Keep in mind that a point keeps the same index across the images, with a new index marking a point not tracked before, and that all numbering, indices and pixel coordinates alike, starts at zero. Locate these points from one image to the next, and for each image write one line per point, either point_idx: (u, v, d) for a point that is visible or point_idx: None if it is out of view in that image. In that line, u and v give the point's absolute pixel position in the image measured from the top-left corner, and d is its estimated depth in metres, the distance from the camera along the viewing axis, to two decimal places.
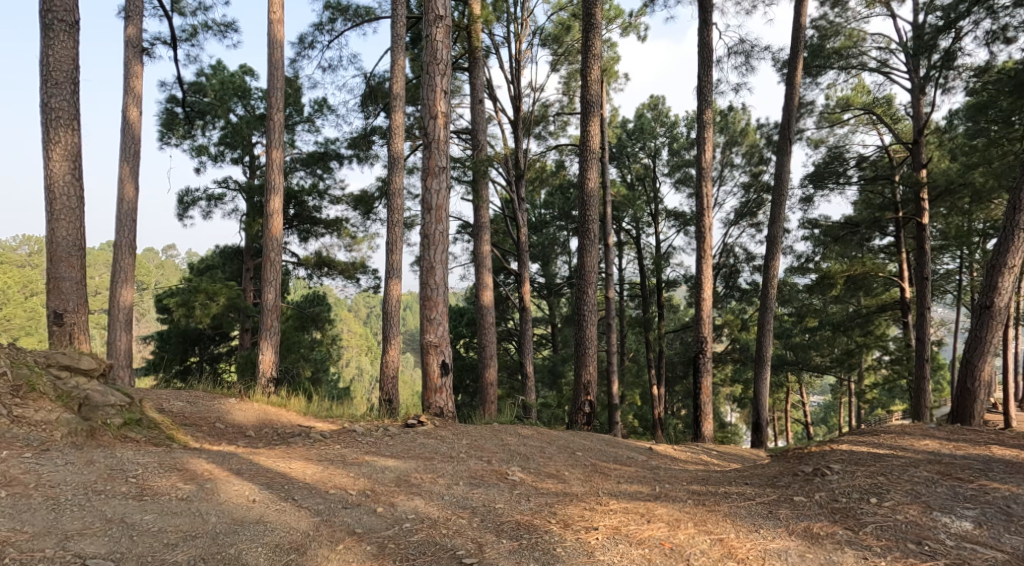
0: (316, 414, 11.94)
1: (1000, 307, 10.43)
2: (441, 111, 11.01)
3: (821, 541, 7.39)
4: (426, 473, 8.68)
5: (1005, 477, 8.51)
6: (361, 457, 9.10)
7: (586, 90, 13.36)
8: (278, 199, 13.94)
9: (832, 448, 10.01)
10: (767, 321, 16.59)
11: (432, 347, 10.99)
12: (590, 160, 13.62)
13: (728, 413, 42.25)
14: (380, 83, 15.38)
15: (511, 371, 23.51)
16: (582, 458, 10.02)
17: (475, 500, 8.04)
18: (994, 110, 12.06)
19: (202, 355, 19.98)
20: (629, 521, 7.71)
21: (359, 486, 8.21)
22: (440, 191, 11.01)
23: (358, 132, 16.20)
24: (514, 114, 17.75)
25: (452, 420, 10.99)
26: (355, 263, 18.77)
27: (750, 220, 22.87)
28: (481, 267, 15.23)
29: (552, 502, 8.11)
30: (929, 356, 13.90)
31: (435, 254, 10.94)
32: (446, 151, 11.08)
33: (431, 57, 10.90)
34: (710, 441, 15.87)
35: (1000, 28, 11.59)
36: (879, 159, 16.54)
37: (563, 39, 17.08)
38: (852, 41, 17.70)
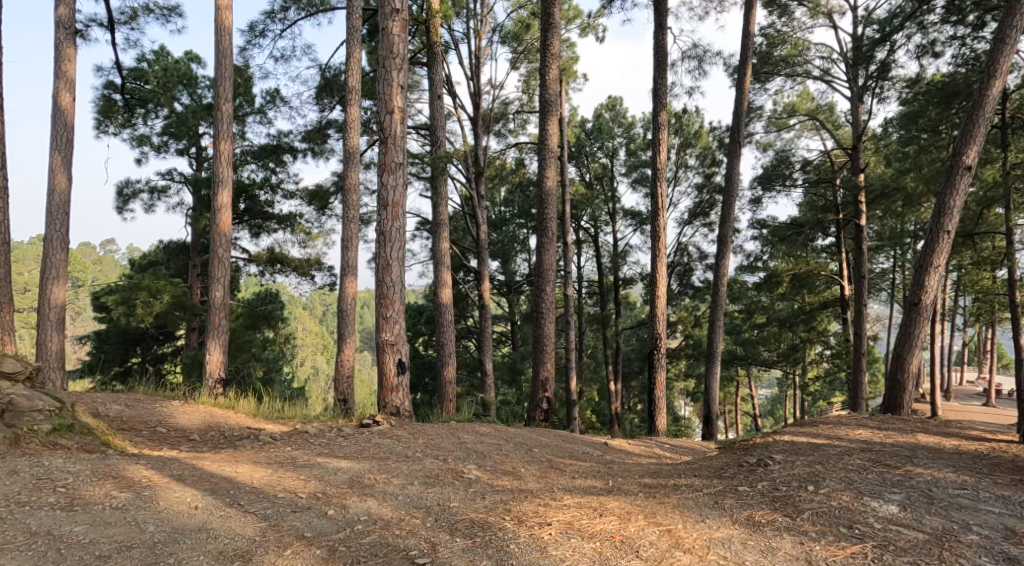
0: (267, 415, 12.25)
1: (927, 304, 11.14)
2: (397, 106, 11.40)
3: (761, 528, 7.98)
4: (380, 474, 9.10)
5: (928, 463, 9.21)
6: (312, 459, 9.48)
7: (545, 90, 13.87)
8: (228, 193, 14.06)
9: (774, 439, 10.66)
10: (717, 317, 17.23)
11: (388, 346, 11.36)
12: (549, 158, 14.13)
13: (685, 408, 43.23)
14: (335, 75, 15.64)
15: (471, 370, 23.96)
16: (538, 454, 10.55)
17: (430, 499, 8.50)
18: (924, 120, 12.50)
19: (144, 355, 19.96)
20: (581, 516, 8.21)
21: (310, 489, 8.60)
22: (397, 187, 11.39)
23: (313, 125, 16.44)
24: (474, 111, 18.19)
25: (408, 418, 11.44)
26: (310, 259, 19.02)
27: (703, 220, 23.63)
28: (440, 265, 15.62)
29: (507, 499, 8.60)
30: (864, 351, 14.68)
31: (390, 251, 11.34)
32: (403, 147, 11.48)
33: (388, 51, 11.29)
34: (662, 435, 16.54)
35: (929, 42, 12.31)
36: (820, 163, 17.38)
37: (523, 38, 17.58)
38: (797, 49, 18.48)
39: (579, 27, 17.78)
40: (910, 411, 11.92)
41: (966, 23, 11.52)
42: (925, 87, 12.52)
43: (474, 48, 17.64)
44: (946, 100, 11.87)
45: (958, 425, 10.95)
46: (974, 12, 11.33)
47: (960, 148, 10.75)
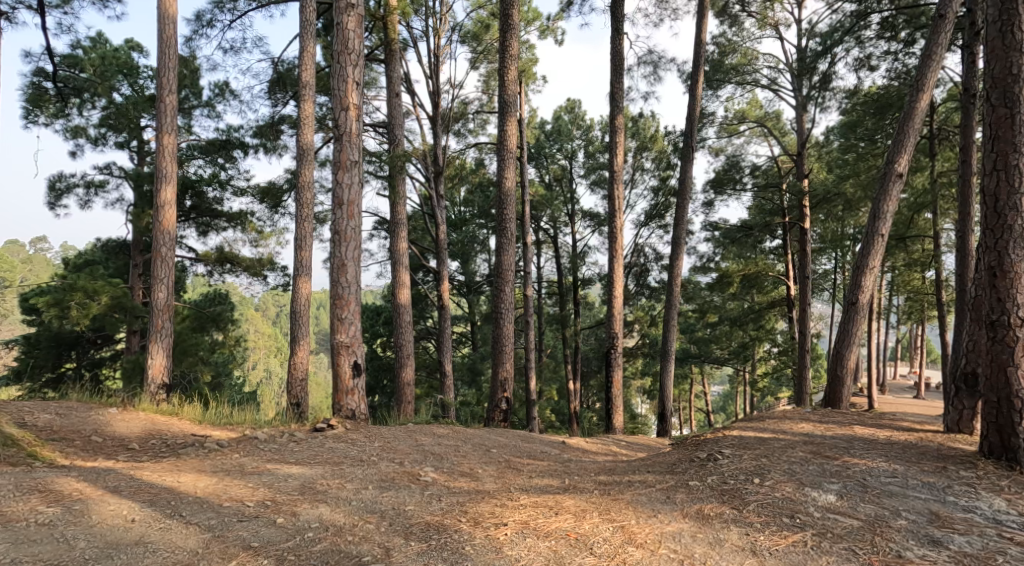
0: (214, 422, 12.09)
1: (865, 303, 11.80)
2: (352, 103, 11.69)
3: (710, 521, 8.18)
4: (333, 479, 9.34)
5: (863, 452, 9.71)
6: (262, 466, 9.70)
7: (504, 91, 14.28)
8: (171, 189, 13.58)
9: (723, 435, 11.23)
10: (672, 317, 17.86)
11: (343, 348, 11.63)
12: (507, 159, 14.55)
13: (640, 407, 44.03)
14: (288, 70, 15.85)
15: (430, 371, 24.26)
16: (496, 455, 10.97)
17: (384, 504, 8.72)
18: (863, 129, 13.47)
19: (80, 360, 18.35)
20: (537, 515, 8.43)
21: (258, 497, 8.79)
22: (351, 185, 11.67)
23: (266, 121, 16.62)
24: (433, 110, 18.55)
25: (364, 421, 11.74)
26: (263, 260, 18.96)
27: (658, 222, 24.29)
28: (399, 266, 15.92)
29: (463, 502, 8.85)
30: (809, 348, 15.43)
31: (346, 251, 11.62)
32: (358, 144, 11.78)
33: (343, 47, 11.56)
34: (619, 433, 17.11)
35: (865, 56, 13.02)
36: (768, 169, 18.14)
37: (482, 38, 18.00)
38: (747, 58, 19.23)
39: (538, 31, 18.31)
40: (848, 405, 12.70)
41: (899, 39, 12.26)
42: (863, 99, 13.25)
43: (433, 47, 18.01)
44: (881, 111, 12.73)
45: (891, 416, 11.67)
46: (905, 28, 12.08)
47: (892, 156, 11.40)
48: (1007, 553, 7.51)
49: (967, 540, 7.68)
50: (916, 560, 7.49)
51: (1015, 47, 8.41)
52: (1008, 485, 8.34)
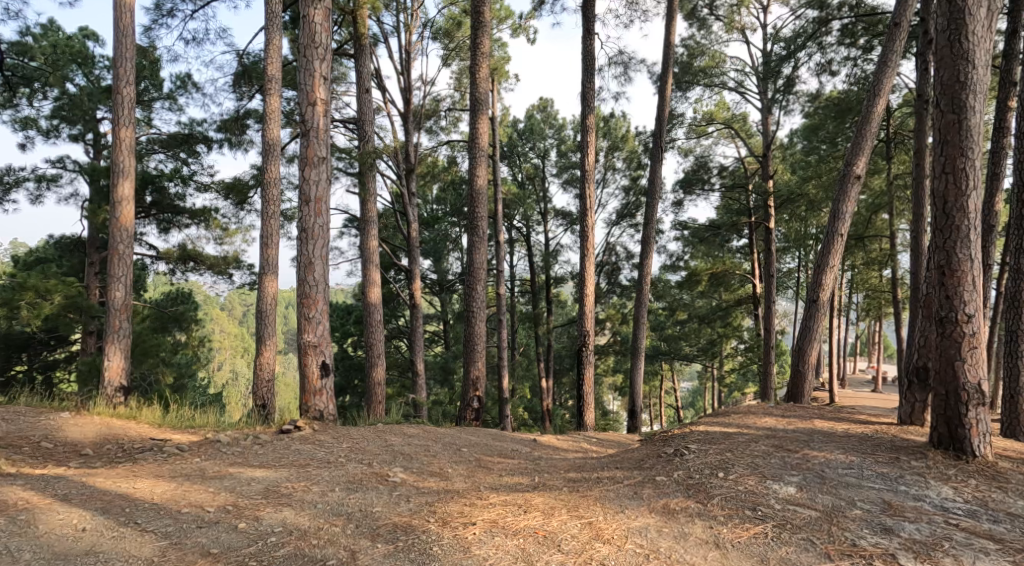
0: (174, 425, 12.16)
1: (825, 300, 12.23)
2: (320, 98, 11.76)
3: (675, 515, 8.48)
4: (299, 482, 9.48)
5: (822, 445, 10.10)
6: (223, 470, 9.78)
7: (475, 88, 14.47)
8: (129, 184, 13.36)
9: (690, 431, 11.49)
10: (642, 314, 18.18)
11: (310, 348, 11.73)
12: (479, 156, 14.75)
13: (611, 404, 44.40)
14: (253, 63, 15.82)
15: (402, 370, 24.40)
16: (466, 454, 11.20)
17: (351, 506, 8.90)
18: (823, 132, 13.93)
19: (31, 363, 18.21)
20: (506, 513, 8.69)
21: (219, 502, 8.91)
22: (319, 183, 11.76)
23: (231, 116, 16.60)
24: (405, 106, 18.73)
25: (331, 422, 11.86)
26: (227, 259, 18.62)
27: (629, 221, 24.67)
28: (369, 263, 16.02)
29: (433, 502, 9.07)
30: (773, 344, 15.86)
31: (314, 250, 11.70)
32: (325, 141, 11.84)
33: (309, 41, 11.59)
34: (591, 430, 17.40)
35: (826, 62, 13.44)
36: (735, 169, 18.57)
37: (454, 34, 18.21)
38: (715, 61, 19.62)
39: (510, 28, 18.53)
40: (809, 399, 13.15)
41: (857, 46, 12.67)
42: (823, 103, 13.68)
43: (404, 42, 18.10)
44: (841, 115, 13.21)
45: (849, 409, 12.12)
46: (864, 35, 12.49)
47: (851, 159, 11.79)
48: (954, 538, 7.86)
49: (917, 527, 8.03)
50: (869, 548, 7.83)
51: (963, 55, 8.78)
52: (955, 473, 8.78)
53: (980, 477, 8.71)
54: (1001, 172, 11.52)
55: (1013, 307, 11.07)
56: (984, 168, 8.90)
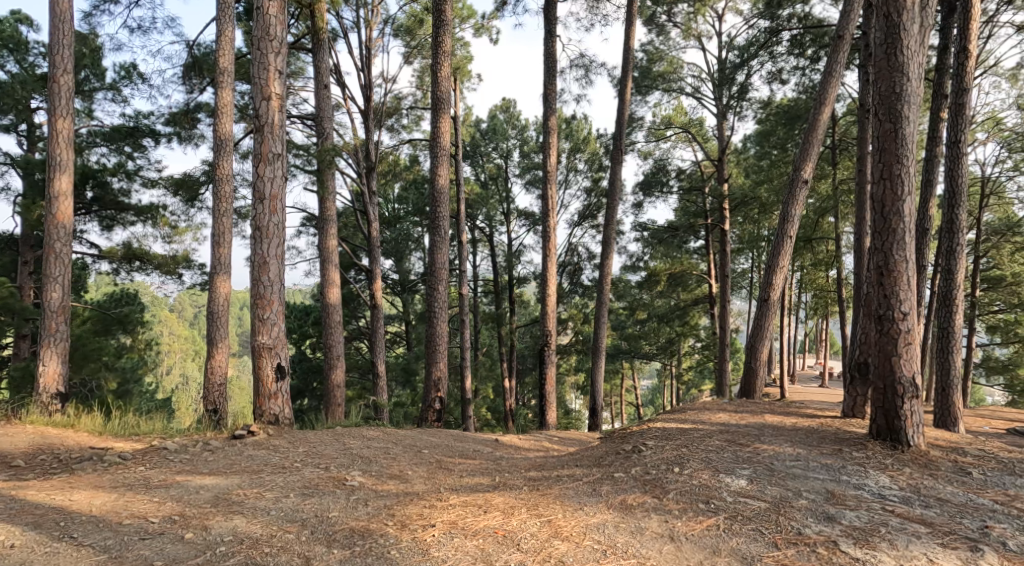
0: (116, 432, 11.56)
1: (775, 299, 12.71)
2: (274, 93, 11.37)
3: (632, 511, 8.85)
4: (251, 488, 9.49)
5: (771, 439, 10.56)
6: (170, 478, 9.67)
7: (437, 86, 14.67)
8: (66, 178, 12.80)
9: (647, 426, 12.05)
10: (602, 313, 18.56)
11: (265, 350, 11.38)
12: (441, 155, 14.99)
13: (572, 403, 44.91)
14: (204, 54, 15.12)
15: (362, 372, 24.48)
16: (427, 455, 11.39)
17: (306, 512, 9.02)
18: (775, 137, 14.53)
19: None
20: (465, 514, 8.95)
21: (164, 512, 8.89)
22: (274, 180, 11.37)
23: (179, 109, 15.78)
24: (366, 103, 18.89)
25: (287, 425, 11.53)
26: (176, 257, 17.18)
27: (591, 222, 25.10)
28: (328, 263, 15.98)
29: (391, 505, 9.25)
30: (728, 342, 16.40)
31: (269, 248, 11.33)
32: (280, 137, 11.46)
33: (264, 33, 11.24)
34: (552, 429, 17.75)
35: (777, 71, 13.97)
36: (693, 172, 19.06)
37: (416, 32, 18.42)
38: (673, 66, 20.12)
39: (473, 28, 18.76)
40: (761, 395, 13.64)
41: (805, 56, 13.22)
42: (776, 110, 14.27)
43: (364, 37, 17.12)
44: (791, 122, 13.80)
45: (798, 405, 12.64)
46: (812, 45, 13.04)
47: (799, 164, 12.31)
48: (890, 524, 8.33)
49: (857, 515, 8.50)
50: (813, 536, 8.27)
51: (898, 68, 9.32)
52: (891, 462, 9.31)
53: (913, 466, 9.25)
54: (934, 179, 12.09)
55: (946, 304, 11.70)
56: (918, 175, 9.44)
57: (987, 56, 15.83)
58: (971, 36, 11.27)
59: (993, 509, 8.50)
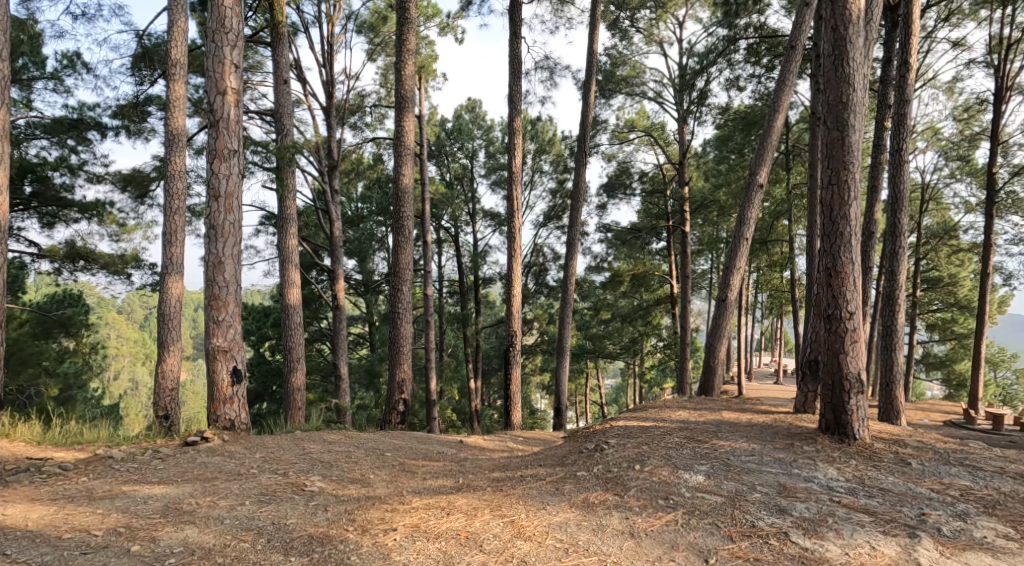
0: (57, 443, 11.15)
1: (733, 299, 13.11)
2: (230, 87, 11.38)
3: (594, 509, 9.12)
4: (204, 497, 9.55)
5: (728, 435, 10.96)
6: (115, 489, 9.67)
7: (401, 85, 14.84)
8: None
9: (610, 426, 12.36)
10: (567, 314, 18.89)
11: (221, 353, 11.40)
12: (405, 154, 15.15)
13: (539, 403, 45.23)
14: (156, 45, 14.19)
15: (324, 374, 24.48)
16: (391, 458, 11.55)
17: (262, 519, 9.13)
18: (733, 143, 14.99)
19: None
20: (428, 517, 9.14)
21: (108, 525, 8.94)
22: (229, 177, 11.38)
23: (128, 101, 15.00)
24: (329, 100, 19.00)
25: (244, 430, 11.52)
26: (124, 256, 16.60)
27: (556, 223, 25.44)
28: (288, 264, 15.96)
29: (352, 509, 9.40)
30: (689, 342, 16.82)
31: (224, 247, 11.32)
32: (236, 134, 11.46)
33: (218, 25, 11.24)
34: (517, 429, 18.04)
35: (734, 79, 14.41)
36: (655, 175, 19.48)
37: (379, 29, 18.59)
38: (636, 71, 20.55)
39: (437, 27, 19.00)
40: (720, 393, 14.05)
41: (761, 65, 13.68)
42: (733, 116, 14.76)
43: (326, 34, 17.22)
44: (748, 128, 14.33)
45: (754, 401, 13.09)
46: (767, 55, 13.51)
47: (755, 168, 12.71)
48: (836, 514, 8.74)
49: (806, 506, 8.89)
50: (766, 528, 8.62)
51: (845, 78, 9.74)
52: (839, 455, 9.75)
53: (859, 458, 9.69)
54: (879, 186, 12.57)
55: (890, 304, 12.25)
56: (864, 181, 9.90)
57: (924, 69, 16.51)
58: (912, 49, 11.88)
59: (930, 497, 8.95)
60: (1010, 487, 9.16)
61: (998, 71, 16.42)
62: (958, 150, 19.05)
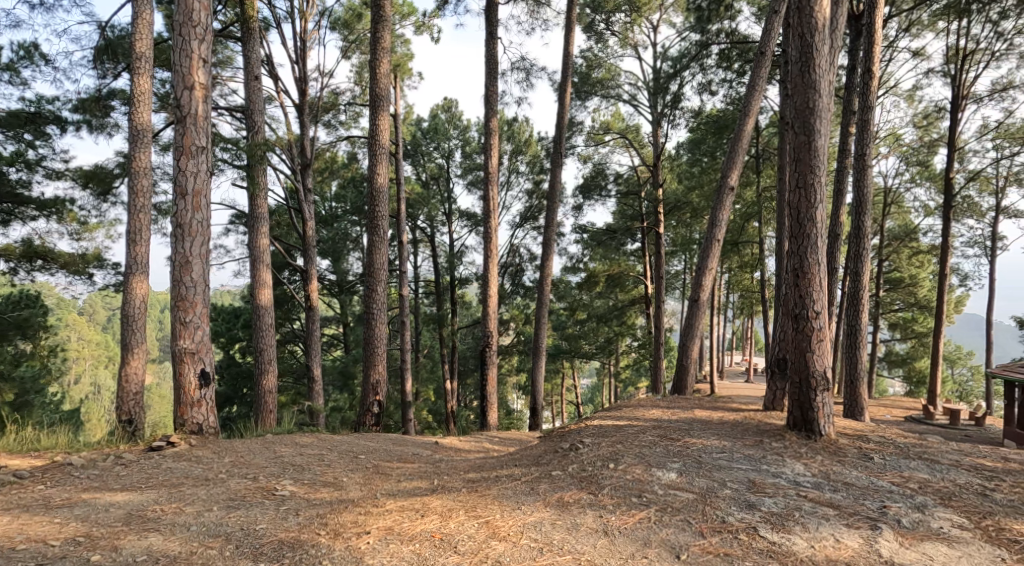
0: (13, 449, 10.89)
1: (705, 300, 13.38)
2: (198, 82, 11.40)
3: (569, 508, 9.31)
4: (169, 503, 9.60)
5: (700, 432, 11.21)
6: (74, 496, 9.68)
7: (377, 84, 14.92)
8: None
9: (585, 425, 12.56)
10: (543, 315, 19.09)
11: (188, 355, 11.37)
12: (380, 153, 15.24)
13: (515, 403, 45.34)
14: (119, 38, 14.02)
15: (297, 377, 24.45)
16: (364, 461, 11.65)
17: (231, 525, 9.21)
18: (706, 146, 15.27)
19: None
20: (402, 520, 9.27)
21: (66, 534, 8.97)
22: (197, 174, 11.38)
23: (90, 94, 14.80)
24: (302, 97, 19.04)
25: (212, 435, 11.54)
26: (85, 256, 16.46)
27: (532, 224, 25.64)
28: (260, 264, 15.90)
29: (324, 513, 9.50)
30: (663, 342, 17.08)
31: (192, 247, 11.33)
32: (204, 130, 11.46)
33: (186, 18, 11.24)
34: (493, 429, 18.20)
35: (707, 83, 14.68)
36: (630, 177, 19.73)
37: (354, 26, 18.66)
38: (611, 73, 20.83)
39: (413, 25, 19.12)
40: (692, 392, 14.30)
41: (732, 70, 13.96)
42: (705, 120, 15.04)
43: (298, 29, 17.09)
44: (720, 131, 14.64)
45: (725, 399, 13.36)
46: (738, 60, 13.79)
47: (726, 171, 12.98)
48: (802, 508, 9.00)
49: (774, 501, 9.15)
50: (735, 524, 8.86)
51: (812, 84, 10.02)
52: (805, 451, 10.03)
53: (824, 454, 9.98)
54: (844, 189, 12.87)
55: (854, 304, 12.59)
56: (830, 185, 10.19)
57: (884, 77, 16.91)
58: (875, 58, 12.25)
59: (891, 490, 9.25)
60: (965, 479, 9.49)
61: (955, 80, 16.86)
62: (918, 156, 19.55)
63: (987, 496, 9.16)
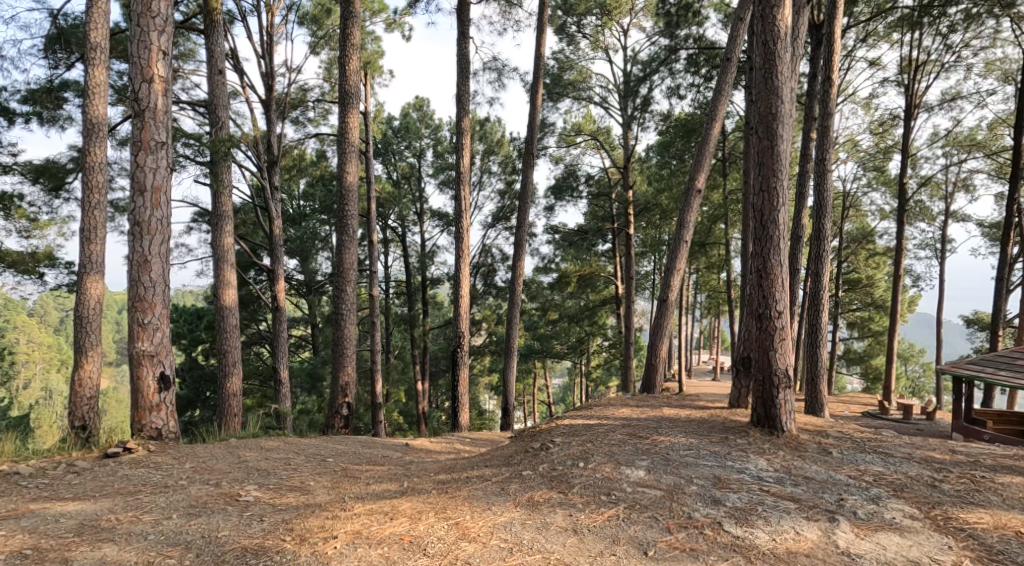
0: None
1: (673, 300, 13.63)
2: (157, 75, 11.37)
3: (539, 507, 9.48)
4: (127, 512, 9.62)
5: (668, 430, 11.44)
6: (21, 507, 9.65)
7: (346, 80, 14.95)
8: None
9: (556, 424, 12.75)
10: (515, 315, 19.26)
11: (146, 358, 11.36)
12: (349, 152, 15.28)
13: (488, 404, 45.37)
14: (72, 27, 13.83)
15: (263, 379, 24.35)
16: (331, 464, 11.72)
17: (191, 533, 9.27)
18: (674, 148, 15.53)
19: None
20: (370, 523, 9.38)
21: (12, 547, 8.99)
22: (156, 171, 11.37)
23: (41, 86, 14.62)
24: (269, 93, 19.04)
25: (171, 440, 11.53)
26: (35, 255, 16.23)
27: (504, 224, 25.81)
28: (223, 264, 15.84)
29: (289, 518, 9.58)
30: (633, 341, 17.29)
31: (151, 246, 11.32)
32: (163, 125, 11.44)
33: (144, 9, 11.22)
34: (463, 430, 18.32)
35: (676, 87, 14.94)
36: (601, 179, 19.96)
37: (323, 22, 18.69)
38: (582, 76, 21.08)
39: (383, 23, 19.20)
40: (661, 391, 14.52)
41: (700, 74, 14.23)
42: (674, 124, 15.31)
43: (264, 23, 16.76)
44: (688, 134, 14.92)
45: (693, 396, 13.62)
46: (706, 65, 14.07)
47: (693, 174, 13.24)
48: (765, 502, 9.26)
49: (738, 497, 9.40)
50: (701, 519, 9.09)
51: (774, 90, 10.30)
52: (768, 447, 10.31)
53: (786, 449, 10.27)
54: (806, 193, 13.21)
55: (816, 304, 12.93)
56: (792, 188, 10.47)
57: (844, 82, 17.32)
58: (834, 66, 12.56)
59: (848, 483, 9.55)
60: (916, 471, 9.82)
61: (908, 89, 17.34)
62: (874, 161, 20.03)
63: (936, 487, 9.49)
